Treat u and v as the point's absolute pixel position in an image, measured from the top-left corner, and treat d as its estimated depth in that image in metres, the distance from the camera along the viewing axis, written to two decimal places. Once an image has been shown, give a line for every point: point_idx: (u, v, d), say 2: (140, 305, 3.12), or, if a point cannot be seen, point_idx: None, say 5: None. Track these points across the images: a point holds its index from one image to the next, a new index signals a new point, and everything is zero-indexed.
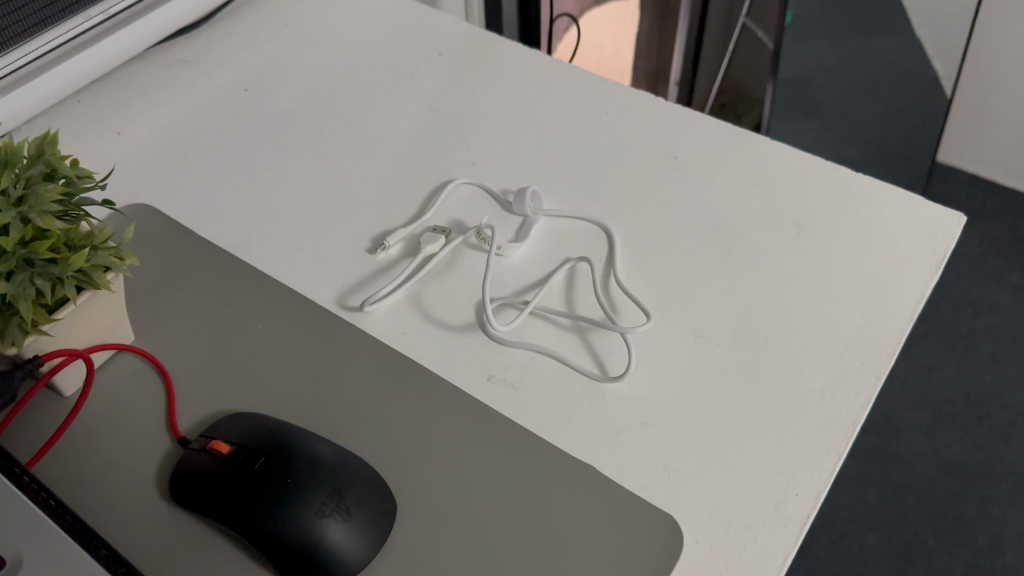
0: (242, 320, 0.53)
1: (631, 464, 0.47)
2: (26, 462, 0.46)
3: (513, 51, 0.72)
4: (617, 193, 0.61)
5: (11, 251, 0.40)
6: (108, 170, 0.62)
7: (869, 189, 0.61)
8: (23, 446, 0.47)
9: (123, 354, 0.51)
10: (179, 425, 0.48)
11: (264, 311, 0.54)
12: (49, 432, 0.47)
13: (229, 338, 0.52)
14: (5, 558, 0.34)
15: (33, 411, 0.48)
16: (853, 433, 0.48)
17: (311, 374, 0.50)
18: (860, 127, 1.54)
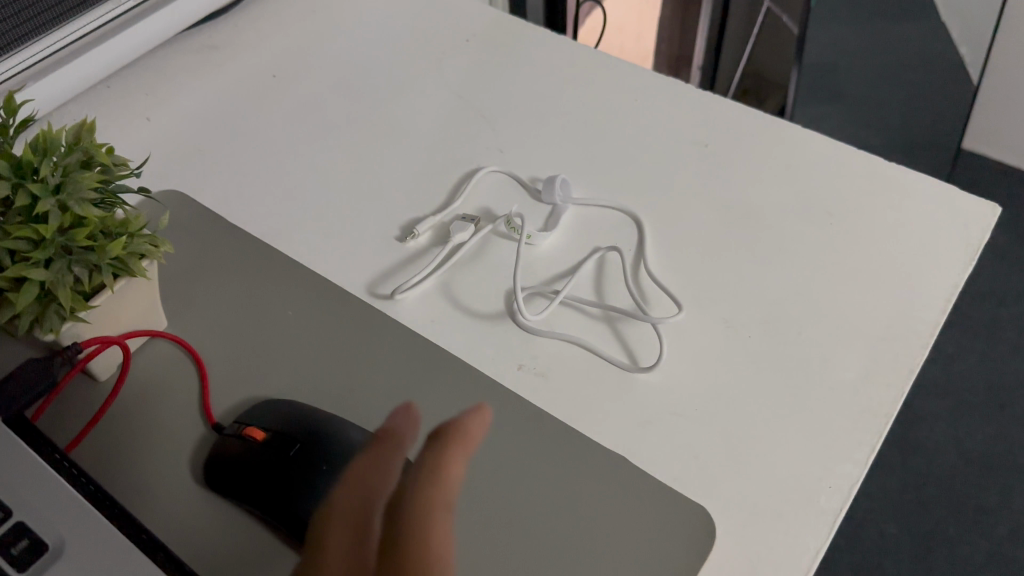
0: (273, 307, 0.53)
1: (662, 454, 0.47)
2: (63, 447, 0.46)
3: (541, 37, 0.72)
4: (646, 182, 0.61)
5: (50, 239, 0.40)
6: (142, 158, 0.62)
7: (901, 177, 0.60)
8: (60, 432, 0.47)
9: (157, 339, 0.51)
10: (212, 411, 0.48)
11: (295, 298, 0.54)
12: (86, 418, 0.48)
13: (261, 325, 0.52)
14: (48, 542, 0.35)
15: (69, 398, 0.48)
16: (884, 425, 0.48)
17: (342, 361, 0.50)
18: (882, 113, 1.51)
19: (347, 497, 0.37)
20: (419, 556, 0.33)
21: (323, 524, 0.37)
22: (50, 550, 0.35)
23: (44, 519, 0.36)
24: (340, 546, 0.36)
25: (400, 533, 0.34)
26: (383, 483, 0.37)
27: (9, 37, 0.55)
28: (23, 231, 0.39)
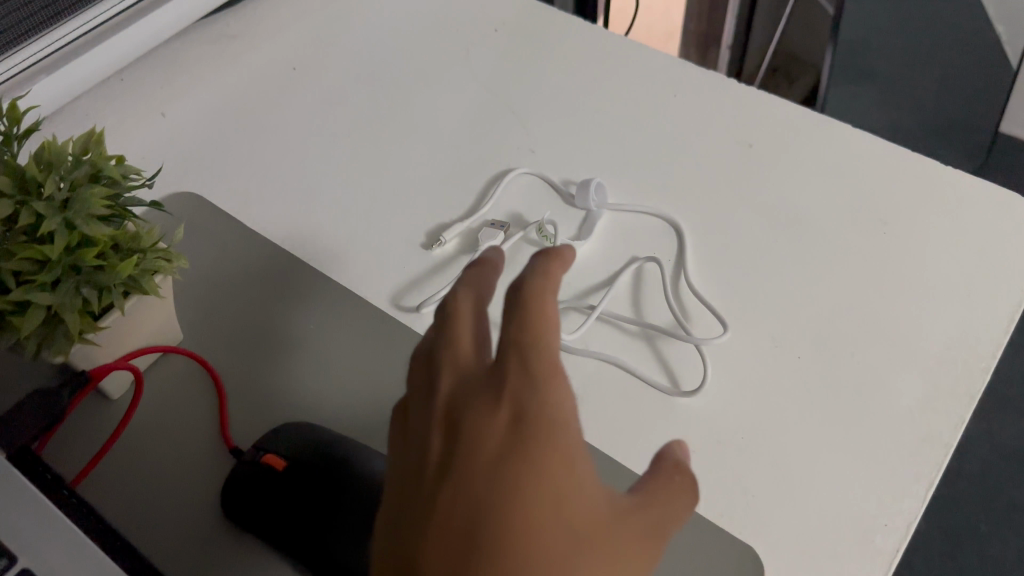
0: (295, 323, 0.51)
1: (706, 487, 0.44)
2: (69, 480, 0.44)
3: (572, 25, 0.68)
4: (686, 184, 0.57)
5: (56, 259, 0.38)
6: (154, 170, 0.59)
7: (959, 183, 0.56)
8: (66, 462, 0.45)
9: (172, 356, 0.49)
10: (232, 432, 0.46)
11: (317, 309, 0.51)
12: (94, 447, 0.45)
13: (282, 339, 0.50)
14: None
15: (76, 425, 0.46)
16: (944, 457, 0.45)
17: (367, 379, 0.48)
18: (918, 94, 1.36)
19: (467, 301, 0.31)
20: (536, 325, 0.28)
21: (437, 320, 0.31)
22: None
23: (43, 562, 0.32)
24: (465, 338, 0.30)
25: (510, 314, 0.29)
26: (492, 285, 0.32)
27: (10, 32, 0.53)
28: (27, 253, 0.37)
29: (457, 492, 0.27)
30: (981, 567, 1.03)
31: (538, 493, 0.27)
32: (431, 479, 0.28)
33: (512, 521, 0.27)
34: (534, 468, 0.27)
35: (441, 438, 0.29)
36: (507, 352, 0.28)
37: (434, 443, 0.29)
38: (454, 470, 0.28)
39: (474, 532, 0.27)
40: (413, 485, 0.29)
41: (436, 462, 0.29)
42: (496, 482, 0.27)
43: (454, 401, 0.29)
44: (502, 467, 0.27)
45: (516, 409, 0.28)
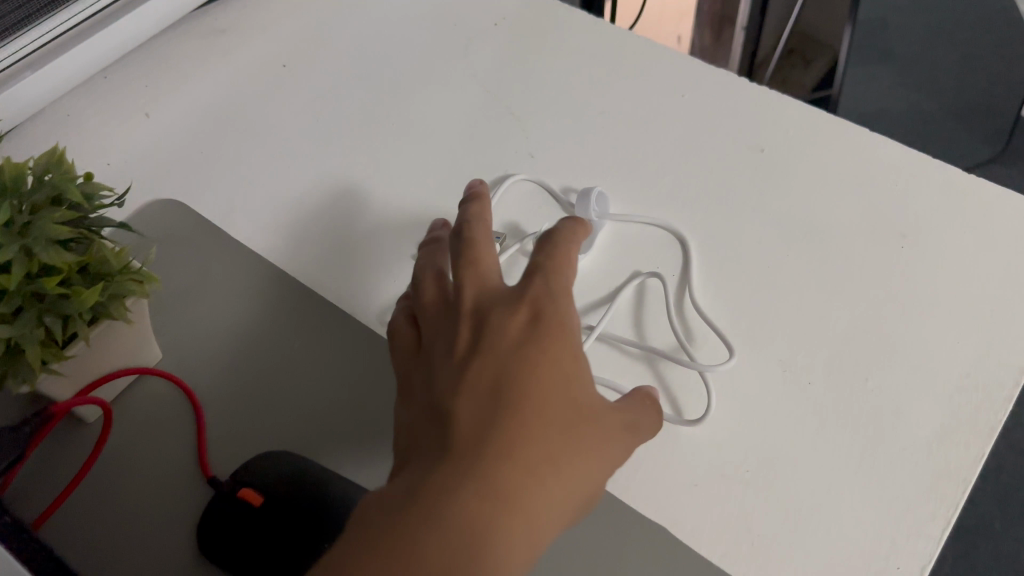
0: (281, 330, 0.49)
1: (708, 524, 0.42)
2: (31, 522, 0.41)
3: (577, 19, 0.65)
4: (693, 193, 0.54)
5: (16, 288, 0.36)
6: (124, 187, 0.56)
7: (983, 192, 0.53)
8: (29, 502, 0.42)
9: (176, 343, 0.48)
10: (212, 459, 0.44)
11: (299, 325, 0.49)
12: (59, 485, 0.43)
13: (263, 357, 0.48)
14: None
15: (39, 461, 0.43)
16: (964, 493, 0.42)
17: (350, 400, 0.46)
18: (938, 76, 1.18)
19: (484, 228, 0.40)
20: (561, 261, 0.38)
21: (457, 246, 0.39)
22: None
23: None
24: (489, 264, 0.38)
25: (541, 251, 0.38)
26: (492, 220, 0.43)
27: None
28: None
29: (488, 359, 0.34)
30: (997, 566, 0.93)
31: (555, 359, 0.34)
32: (462, 355, 0.35)
33: (531, 381, 0.33)
34: (549, 354, 0.34)
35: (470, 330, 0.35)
36: (536, 272, 0.37)
37: (466, 328, 0.36)
38: (482, 349, 0.34)
39: (497, 390, 0.33)
40: (443, 362, 0.35)
41: (467, 343, 0.35)
42: (518, 361, 0.34)
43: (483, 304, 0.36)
44: (522, 350, 0.34)
45: (536, 310, 0.36)
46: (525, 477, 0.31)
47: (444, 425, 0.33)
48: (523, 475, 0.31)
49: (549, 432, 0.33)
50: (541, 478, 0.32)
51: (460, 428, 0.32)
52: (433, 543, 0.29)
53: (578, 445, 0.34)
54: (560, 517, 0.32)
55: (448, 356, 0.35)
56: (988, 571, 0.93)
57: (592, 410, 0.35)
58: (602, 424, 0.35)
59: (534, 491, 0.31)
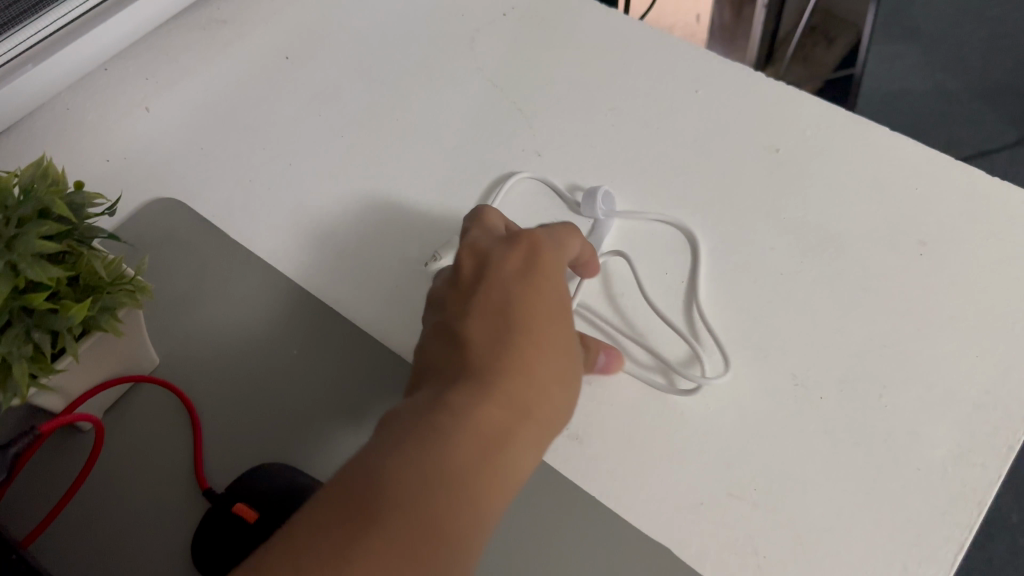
0: (278, 327, 0.48)
1: (714, 545, 0.41)
2: (21, 538, 0.40)
3: (588, 11, 0.63)
4: (705, 195, 0.53)
5: (3, 304, 0.35)
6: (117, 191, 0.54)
7: (1009, 197, 0.51)
8: (20, 518, 0.41)
9: (183, 313, 0.49)
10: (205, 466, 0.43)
11: (295, 323, 0.48)
12: (52, 501, 0.42)
13: (260, 358, 0.47)
14: None
15: (31, 476, 0.42)
16: (980, 517, 0.41)
17: (344, 392, 0.45)
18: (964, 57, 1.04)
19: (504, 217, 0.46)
20: (565, 229, 0.44)
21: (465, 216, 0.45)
22: None
23: None
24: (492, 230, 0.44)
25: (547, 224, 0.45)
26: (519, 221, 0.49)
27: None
28: None
29: (493, 286, 0.38)
30: (1014, 560, 0.88)
31: (548, 290, 0.38)
32: (465, 285, 0.39)
33: (533, 306, 0.37)
34: (548, 282, 0.39)
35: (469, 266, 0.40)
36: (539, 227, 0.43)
37: (469, 261, 0.40)
38: (489, 276, 0.38)
39: (502, 313, 0.37)
40: (452, 293, 0.39)
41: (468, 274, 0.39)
42: (522, 286, 0.38)
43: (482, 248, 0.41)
44: (524, 274, 0.38)
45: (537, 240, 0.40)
46: (531, 394, 0.35)
47: (458, 349, 0.36)
48: (523, 383, 0.35)
49: (549, 353, 0.37)
50: (542, 392, 0.36)
51: (472, 352, 0.36)
52: (461, 445, 0.32)
53: (568, 371, 0.38)
54: (554, 433, 0.36)
55: (454, 288, 0.39)
56: (1005, 565, 0.89)
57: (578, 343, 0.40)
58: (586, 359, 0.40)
59: (534, 404, 0.35)
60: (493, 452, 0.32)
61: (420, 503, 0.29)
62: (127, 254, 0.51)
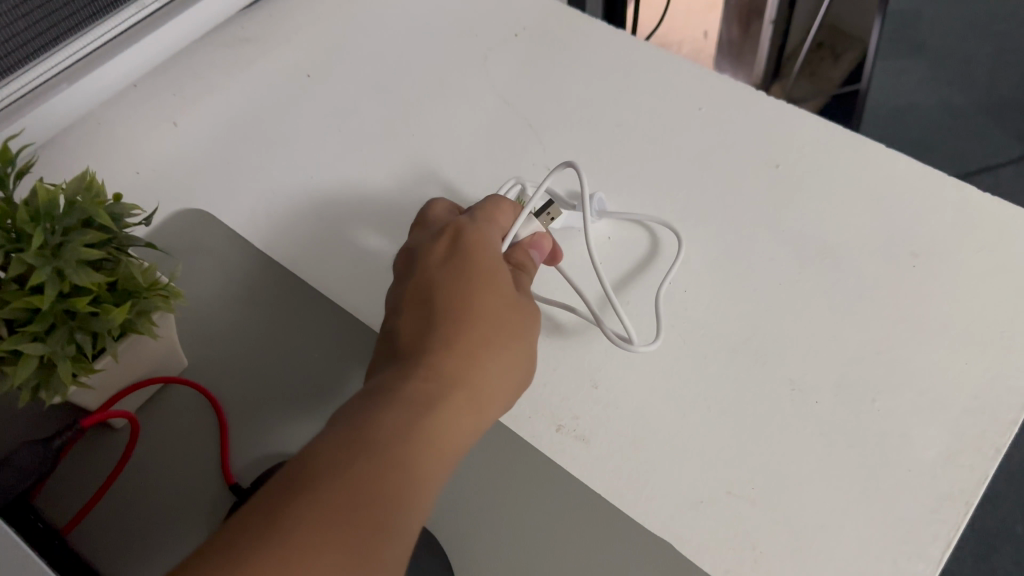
0: (287, 326, 0.51)
1: (714, 541, 0.43)
2: (60, 526, 0.43)
3: (596, 31, 0.66)
4: (707, 208, 0.55)
5: (49, 307, 0.37)
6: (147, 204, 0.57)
7: (999, 211, 0.53)
8: (59, 508, 0.44)
9: (200, 314, 0.52)
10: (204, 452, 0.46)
11: (296, 317, 0.51)
12: (88, 492, 0.44)
13: (266, 353, 0.50)
14: None
15: (69, 469, 0.45)
16: (967, 515, 0.43)
17: (328, 371, 0.49)
18: (970, 74, 1.07)
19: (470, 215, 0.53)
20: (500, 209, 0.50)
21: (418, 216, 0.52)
22: None
23: None
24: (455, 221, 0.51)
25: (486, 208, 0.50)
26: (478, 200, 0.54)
27: (7, 57, 0.50)
28: (18, 303, 0.36)
29: (421, 275, 0.44)
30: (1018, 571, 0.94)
31: (472, 269, 0.44)
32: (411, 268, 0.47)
33: (455, 286, 0.43)
34: (470, 262, 0.45)
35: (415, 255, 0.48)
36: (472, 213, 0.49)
37: (403, 261, 0.47)
38: (418, 269, 0.45)
39: (427, 300, 0.43)
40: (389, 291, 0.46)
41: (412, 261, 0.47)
42: (445, 273, 0.44)
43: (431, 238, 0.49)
44: (448, 261, 0.45)
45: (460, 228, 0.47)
46: (460, 367, 0.40)
47: (391, 341, 0.42)
48: (448, 357, 0.40)
49: (474, 325, 0.42)
50: (470, 360, 0.41)
51: (402, 342, 0.42)
52: (393, 416, 0.36)
53: (496, 337, 0.42)
54: (491, 403, 0.41)
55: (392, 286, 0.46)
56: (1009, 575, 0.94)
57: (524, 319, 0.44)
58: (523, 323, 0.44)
59: (462, 372, 0.40)
60: (426, 417, 0.37)
61: (350, 467, 0.33)
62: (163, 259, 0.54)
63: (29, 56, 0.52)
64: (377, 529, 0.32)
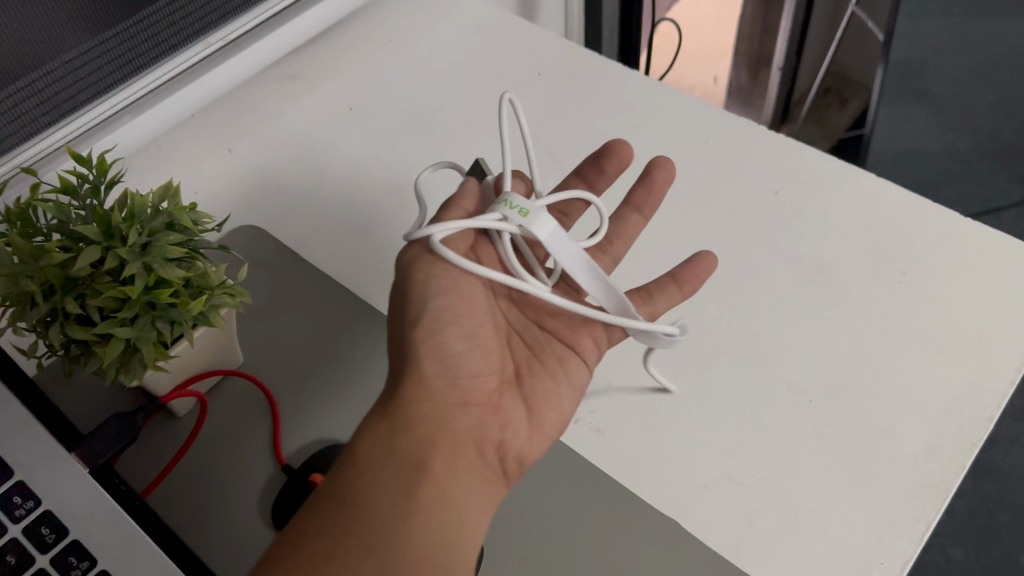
0: (325, 339, 0.55)
1: (717, 521, 0.48)
2: (138, 491, 0.48)
3: (612, 73, 0.72)
4: (712, 228, 0.61)
5: (136, 297, 0.43)
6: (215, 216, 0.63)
7: (977, 235, 0.59)
8: (136, 476, 0.49)
9: (258, 322, 0.56)
10: (233, 456, 0.50)
11: (317, 327, 0.56)
12: (162, 463, 0.49)
13: (285, 363, 0.54)
14: (104, 569, 0.38)
15: (147, 441, 0.50)
16: (945, 501, 0.47)
17: (320, 381, 0.53)
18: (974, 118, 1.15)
19: (601, 182, 0.55)
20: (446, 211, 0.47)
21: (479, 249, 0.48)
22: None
23: (113, 560, 0.38)
24: (635, 222, 0.54)
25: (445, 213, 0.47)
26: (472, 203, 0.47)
27: (104, 77, 0.55)
28: (111, 293, 0.42)
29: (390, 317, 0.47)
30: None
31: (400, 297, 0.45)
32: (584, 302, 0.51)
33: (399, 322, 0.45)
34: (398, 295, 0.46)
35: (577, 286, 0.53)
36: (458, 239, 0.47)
37: None
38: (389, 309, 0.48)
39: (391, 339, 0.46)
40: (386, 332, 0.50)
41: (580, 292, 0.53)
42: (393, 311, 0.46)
43: (605, 254, 0.54)
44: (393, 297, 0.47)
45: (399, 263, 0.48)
46: (413, 390, 0.43)
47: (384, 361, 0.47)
48: (397, 391, 0.44)
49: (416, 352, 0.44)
50: (417, 388, 0.43)
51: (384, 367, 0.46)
52: (365, 455, 0.41)
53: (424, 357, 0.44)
54: (443, 410, 0.44)
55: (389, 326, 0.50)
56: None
57: (465, 310, 0.45)
58: (464, 332, 0.45)
59: (413, 399, 0.43)
60: (397, 443, 0.42)
61: (326, 523, 0.39)
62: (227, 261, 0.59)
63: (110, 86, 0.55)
64: (360, 561, 0.38)
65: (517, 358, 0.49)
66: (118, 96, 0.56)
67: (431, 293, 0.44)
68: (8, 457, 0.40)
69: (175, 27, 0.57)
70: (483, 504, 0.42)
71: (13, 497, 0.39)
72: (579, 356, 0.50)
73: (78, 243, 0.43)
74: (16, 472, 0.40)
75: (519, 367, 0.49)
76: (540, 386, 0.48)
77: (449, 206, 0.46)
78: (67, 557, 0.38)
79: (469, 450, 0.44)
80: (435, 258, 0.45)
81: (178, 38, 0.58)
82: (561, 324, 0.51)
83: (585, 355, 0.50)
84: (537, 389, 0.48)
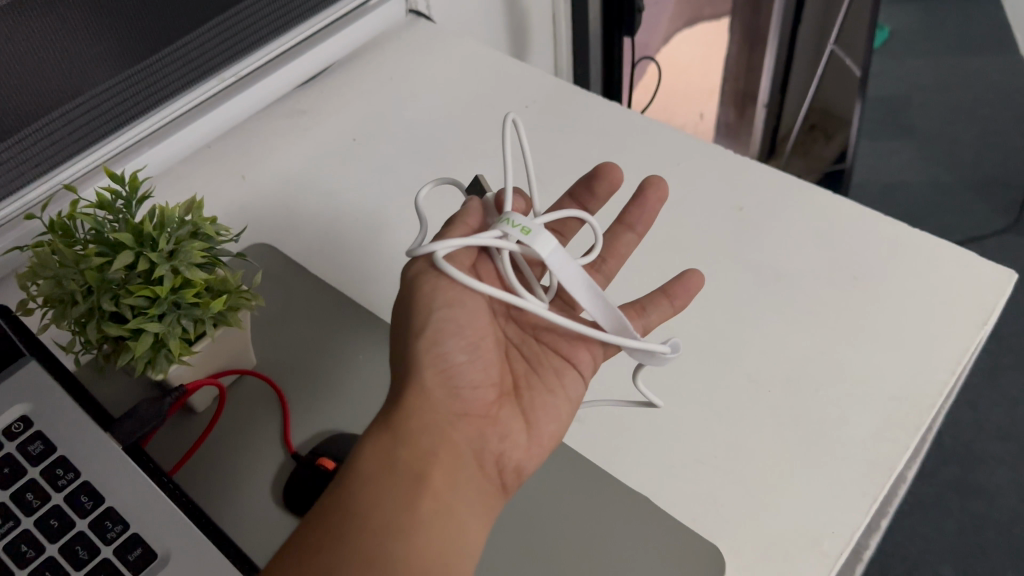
0: (331, 346, 0.61)
1: (684, 498, 0.53)
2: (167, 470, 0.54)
3: (593, 104, 0.79)
4: (683, 242, 0.66)
5: (164, 296, 0.48)
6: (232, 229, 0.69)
7: (923, 245, 0.64)
8: (164, 458, 0.54)
9: (273, 331, 0.62)
10: (254, 454, 0.55)
11: (324, 336, 0.61)
12: (186, 447, 0.55)
13: (296, 368, 0.59)
14: (135, 530, 0.43)
15: (172, 429, 0.56)
16: (891, 478, 0.52)
17: (326, 384, 0.58)
18: None
19: (594, 203, 0.61)
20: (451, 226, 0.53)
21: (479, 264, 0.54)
22: (137, 537, 0.43)
23: (144, 522, 0.43)
24: (628, 240, 0.60)
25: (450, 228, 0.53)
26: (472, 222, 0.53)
27: (131, 107, 0.61)
28: (143, 292, 0.47)
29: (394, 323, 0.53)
30: None
31: (405, 318, 0.51)
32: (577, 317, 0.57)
33: (404, 339, 0.51)
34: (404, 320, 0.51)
35: (570, 301, 0.59)
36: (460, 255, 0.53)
37: None
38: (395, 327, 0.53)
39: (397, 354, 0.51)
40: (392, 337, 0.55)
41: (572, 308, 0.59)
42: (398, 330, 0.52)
43: (598, 271, 0.60)
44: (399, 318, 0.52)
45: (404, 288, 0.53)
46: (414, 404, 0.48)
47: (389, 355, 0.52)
48: (400, 403, 0.48)
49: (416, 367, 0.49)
50: (419, 406, 0.48)
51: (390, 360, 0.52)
52: (371, 468, 0.46)
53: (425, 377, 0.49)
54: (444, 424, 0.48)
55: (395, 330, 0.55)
56: None
57: (463, 327, 0.51)
58: (462, 351, 0.50)
59: (415, 416, 0.48)
60: (400, 460, 0.46)
61: (334, 537, 0.44)
62: (245, 271, 0.65)
63: (136, 115, 0.62)
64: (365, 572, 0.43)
65: (517, 371, 0.54)
66: (140, 126, 0.63)
67: (431, 312, 0.50)
68: (53, 436, 0.46)
69: (191, 66, 0.64)
70: (482, 508, 0.47)
71: (56, 470, 0.45)
72: (575, 369, 0.55)
73: (113, 250, 0.49)
74: (57, 448, 0.45)
75: (519, 381, 0.54)
76: (537, 398, 0.53)
77: (455, 223, 0.52)
78: (104, 521, 0.43)
79: (470, 458, 0.48)
80: (437, 275, 0.50)
81: (195, 74, 0.65)
82: (558, 338, 0.56)
83: (581, 367, 0.55)
84: (536, 402, 0.53)
